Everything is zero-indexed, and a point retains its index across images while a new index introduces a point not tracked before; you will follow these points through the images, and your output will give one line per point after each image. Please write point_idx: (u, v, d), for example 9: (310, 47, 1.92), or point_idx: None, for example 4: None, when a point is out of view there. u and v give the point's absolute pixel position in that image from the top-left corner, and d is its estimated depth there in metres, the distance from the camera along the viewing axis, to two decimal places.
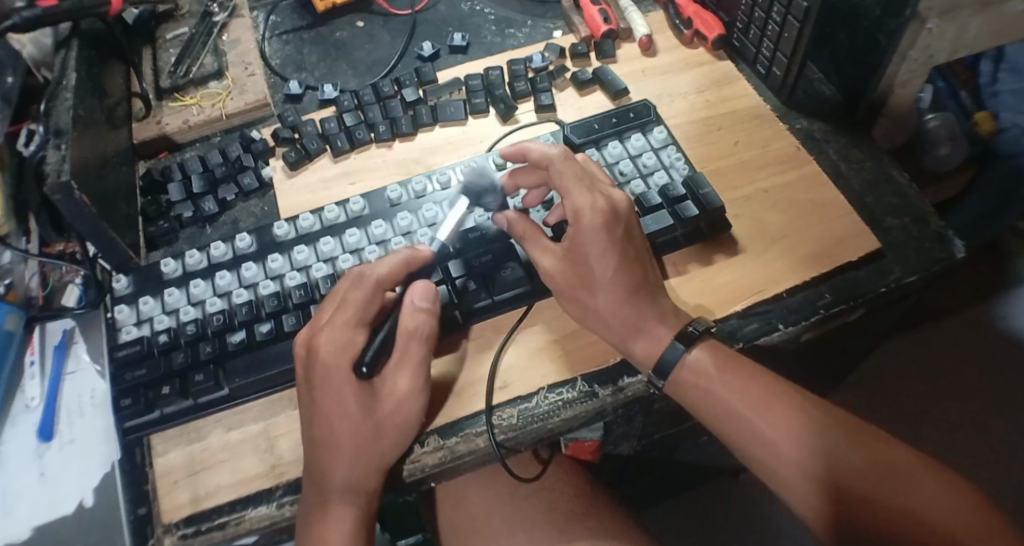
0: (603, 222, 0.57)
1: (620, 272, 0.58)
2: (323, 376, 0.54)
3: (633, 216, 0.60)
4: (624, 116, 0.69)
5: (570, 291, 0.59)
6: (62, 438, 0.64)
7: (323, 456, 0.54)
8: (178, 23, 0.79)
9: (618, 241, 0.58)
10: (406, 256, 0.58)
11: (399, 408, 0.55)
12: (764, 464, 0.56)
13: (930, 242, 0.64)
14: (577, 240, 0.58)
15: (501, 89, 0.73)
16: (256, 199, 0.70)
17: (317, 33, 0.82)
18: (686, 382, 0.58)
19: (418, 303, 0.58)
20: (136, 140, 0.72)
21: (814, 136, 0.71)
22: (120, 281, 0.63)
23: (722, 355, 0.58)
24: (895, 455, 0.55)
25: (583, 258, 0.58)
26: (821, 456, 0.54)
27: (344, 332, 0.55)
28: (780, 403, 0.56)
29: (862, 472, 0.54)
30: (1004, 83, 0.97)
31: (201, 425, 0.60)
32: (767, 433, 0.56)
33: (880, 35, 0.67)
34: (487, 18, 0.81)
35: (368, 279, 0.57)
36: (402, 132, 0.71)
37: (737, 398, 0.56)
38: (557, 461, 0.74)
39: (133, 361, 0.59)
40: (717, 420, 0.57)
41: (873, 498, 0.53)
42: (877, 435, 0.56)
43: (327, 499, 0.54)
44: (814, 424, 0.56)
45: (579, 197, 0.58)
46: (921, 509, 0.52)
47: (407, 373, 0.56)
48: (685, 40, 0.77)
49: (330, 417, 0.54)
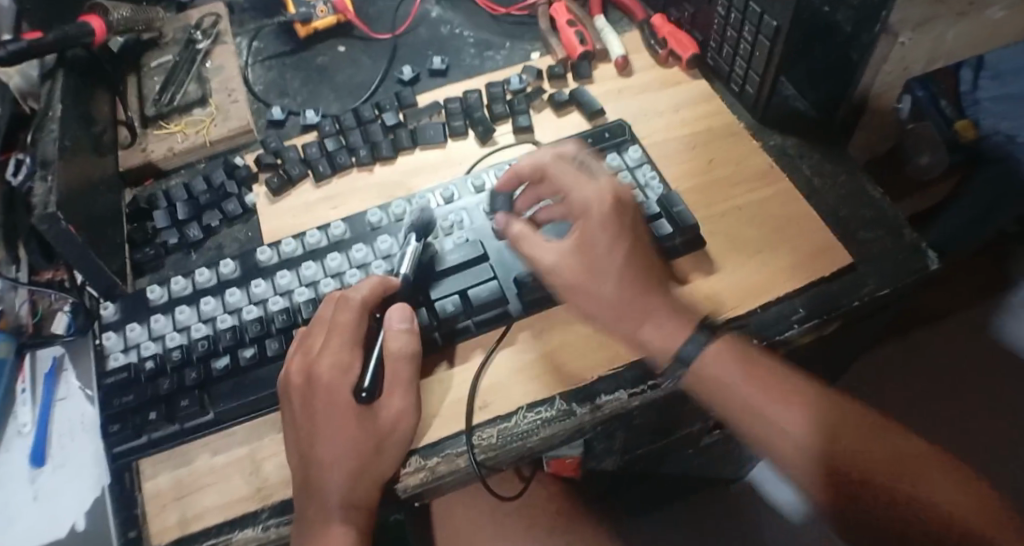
0: (609, 211, 0.61)
1: (629, 262, 0.59)
2: (322, 398, 0.56)
3: (637, 213, 0.63)
4: (600, 137, 0.71)
5: (586, 281, 0.59)
6: (54, 461, 0.66)
7: (320, 474, 0.54)
8: (163, 51, 0.80)
9: (627, 230, 0.61)
10: (381, 279, 0.60)
11: (398, 422, 0.56)
12: (779, 452, 0.55)
13: (905, 254, 0.65)
14: (587, 231, 0.60)
15: (480, 111, 0.75)
16: (240, 225, 0.71)
17: (300, 58, 0.83)
18: (703, 373, 0.57)
19: (397, 324, 0.58)
20: (122, 168, 0.73)
21: (788, 153, 0.73)
22: (108, 309, 0.64)
23: (742, 352, 0.57)
24: (913, 449, 0.54)
25: (591, 246, 0.60)
26: (833, 444, 0.54)
27: (341, 354, 0.57)
28: (797, 395, 0.56)
29: (879, 462, 0.53)
30: (985, 90, 0.96)
31: (188, 449, 0.61)
32: (781, 420, 0.55)
33: (853, 50, 0.68)
34: (466, 41, 0.83)
35: (353, 301, 0.58)
36: (382, 156, 0.72)
37: (760, 395, 0.55)
38: (537, 478, 0.75)
39: (122, 387, 0.61)
40: (731, 409, 0.56)
41: (891, 489, 0.52)
42: (894, 427, 0.55)
43: (329, 516, 0.53)
44: (834, 418, 0.55)
45: (583, 189, 0.62)
46: (941, 500, 0.52)
47: (400, 394, 0.57)
48: (661, 60, 0.79)
49: (330, 438, 0.55)
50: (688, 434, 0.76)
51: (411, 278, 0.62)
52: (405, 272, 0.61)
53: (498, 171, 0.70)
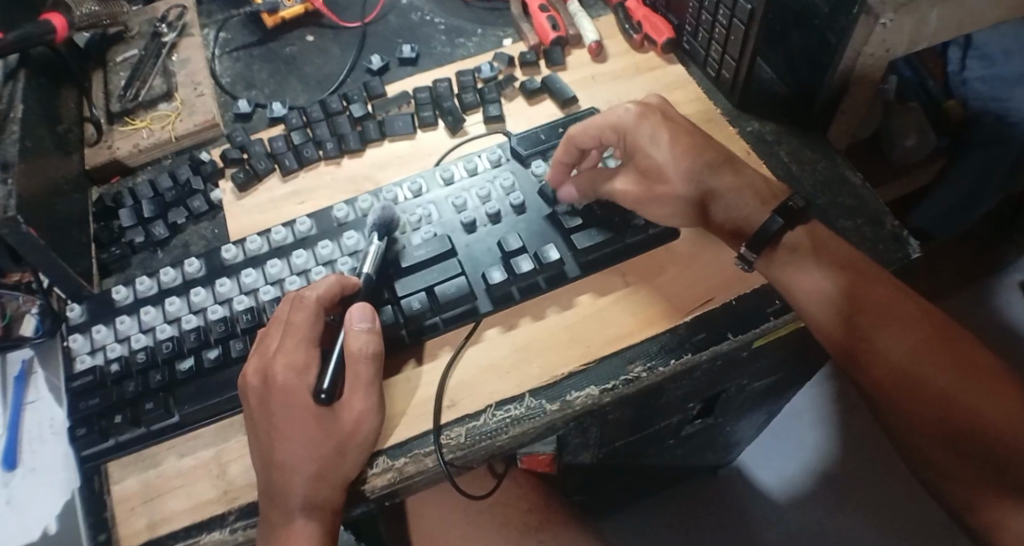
0: (637, 114, 0.63)
1: (678, 154, 0.62)
2: (281, 401, 0.54)
3: (668, 107, 0.65)
4: (571, 126, 0.70)
5: (650, 187, 0.62)
6: (25, 466, 0.65)
7: (281, 479, 0.53)
8: (129, 45, 0.79)
9: (663, 125, 0.63)
10: (338, 279, 0.58)
11: (359, 425, 0.55)
12: (831, 337, 0.56)
13: (884, 243, 0.63)
14: (629, 140, 0.63)
15: (450, 101, 0.73)
16: (207, 222, 0.69)
17: (268, 48, 0.81)
18: (775, 258, 0.58)
19: (358, 324, 0.56)
20: (88, 166, 0.71)
21: (766, 138, 0.71)
22: (74, 310, 0.63)
23: (824, 247, 0.58)
24: (988, 367, 0.52)
25: (645, 161, 0.63)
26: (874, 334, 0.54)
27: (299, 355, 0.56)
28: (863, 288, 0.55)
29: (939, 370, 0.52)
30: (972, 69, 0.95)
31: (155, 452, 0.59)
32: (833, 306, 0.56)
33: (830, 34, 0.64)
34: (437, 28, 0.81)
35: (308, 300, 0.57)
36: (350, 148, 0.71)
37: (833, 286, 0.56)
38: (512, 474, 0.74)
39: (87, 390, 0.59)
40: (794, 295, 0.58)
41: (928, 384, 0.52)
42: (972, 343, 0.53)
43: (292, 518, 0.53)
44: (888, 312, 0.54)
45: (610, 113, 0.64)
46: (942, 393, 0.51)
47: (362, 395, 0.55)
48: (636, 44, 0.77)
49: (289, 441, 0.54)
50: (667, 426, 0.76)
51: (374, 276, 0.61)
52: (368, 271, 0.60)
53: (467, 162, 0.68)
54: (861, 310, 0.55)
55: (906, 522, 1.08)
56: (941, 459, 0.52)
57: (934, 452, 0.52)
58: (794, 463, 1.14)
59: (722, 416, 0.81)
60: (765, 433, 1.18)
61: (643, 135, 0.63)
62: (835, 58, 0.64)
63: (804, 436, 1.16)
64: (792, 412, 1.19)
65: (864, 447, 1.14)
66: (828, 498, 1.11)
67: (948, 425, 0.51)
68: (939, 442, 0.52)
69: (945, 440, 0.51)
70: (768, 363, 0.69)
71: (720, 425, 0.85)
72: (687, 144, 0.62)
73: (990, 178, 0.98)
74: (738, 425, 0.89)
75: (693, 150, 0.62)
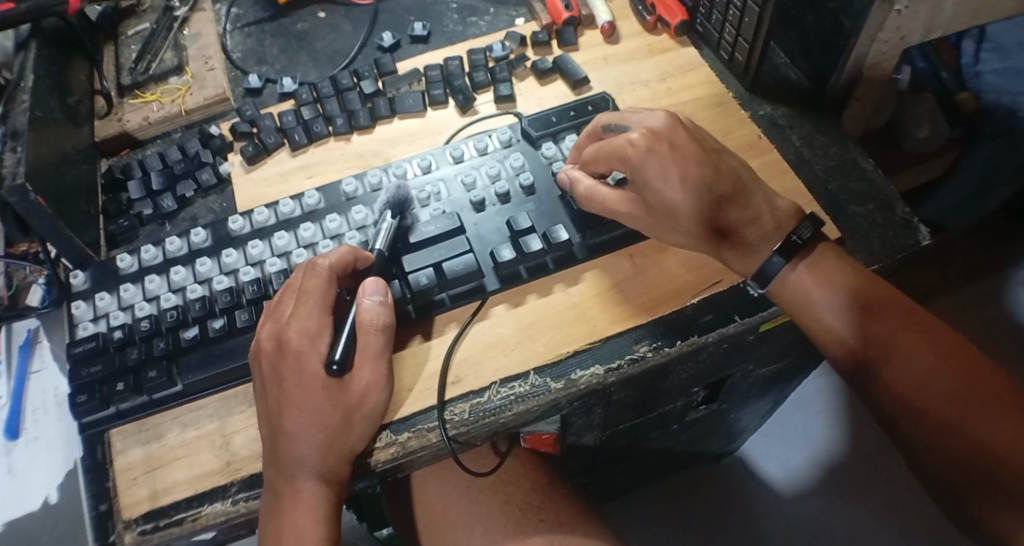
0: (644, 148, 0.57)
1: (689, 189, 0.56)
2: (294, 368, 0.54)
3: (679, 127, 0.58)
4: (582, 109, 0.69)
5: (661, 221, 0.59)
6: (27, 435, 0.69)
7: (289, 447, 0.53)
8: (140, 19, 0.78)
9: (675, 159, 0.56)
10: (353, 248, 0.58)
11: (366, 396, 0.55)
12: (842, 365, 0.56)
13: (895, 230, 0.62)
14: (637, 173, 0.58)
15: (461, 79, 0.73)
16: (215, 196, 0.69)
17: (280, 25, 0.81)
18: (784, 285, 0.57)
19: (369, 297, 0.56)
20: (98, 138, 0.71)
21: (778, 123, 0.70)
22: (77, 278, 0.63)
23: (830, 272, 0.56)
24: (995, 394, 0.50)
25: (649, 191, 0.58)
26: (878, 364, 0.53)
27: (312, 320, 0.55)
28: (869, 319, 0.54)
29: (942, 398, 0.51)
30: (986, 62, 0.94)
31: (158, 422, 0.59)
32: (839, 337, 0.55)
33: (846, 17, 0.65)
34: (449, 6, 0.80)
35: (320, 269, 0.56)
36: (360, 125, 0.71)
37: (840, 317, 0.55)
38: (515, 453, 0.74)
39: (88, 357, 0.59)
40: (803, 323, 0.57)
41: (930, 410, 0.51)
42: (977, 360, 0.52)
43: (299, 487, 0.53)
44: (895, 343, 0.53)
45: (614, 140, 0.59)
46: (944, 421, 0.50)
47: (371, 365, 0.55)
48: (648, 26, 0.77)
49: (298, 412, 0.54)
50: (671, 410, 0.75)
51: (385, 252, 0.61)
52: (380, 247, 0.60)
53: (477, 141, 0.68)
54: (865, 336, 0.54)
55: (907, 513, 1.08)
56: (942, 478, 0.51)
57: (937, 476, 0.51)
58: (801, 453, 1.14)
59: (727, 403, 0.81)
60: (769, 421, 1.18)
61: (653, 172, 0.57)
62: (851, 42, 0.65)
63: (810, 425, 1.16)
64: (797, 402, 1.18)
65: (872, 439, 1.14)
66: (831, 489, 1.11)
67: (950, 449, 0.50)
68: (942, 462, 0.51)
69: (948, 468, 0.50)
70: (775, 349, 0.69)
71: (725, 411, 0.84)
72: (698, 165, 0.56)
73: (1002, 171, 0.97)
74: (742, 413, 0.89)
75: (702, 170, 0.56)
